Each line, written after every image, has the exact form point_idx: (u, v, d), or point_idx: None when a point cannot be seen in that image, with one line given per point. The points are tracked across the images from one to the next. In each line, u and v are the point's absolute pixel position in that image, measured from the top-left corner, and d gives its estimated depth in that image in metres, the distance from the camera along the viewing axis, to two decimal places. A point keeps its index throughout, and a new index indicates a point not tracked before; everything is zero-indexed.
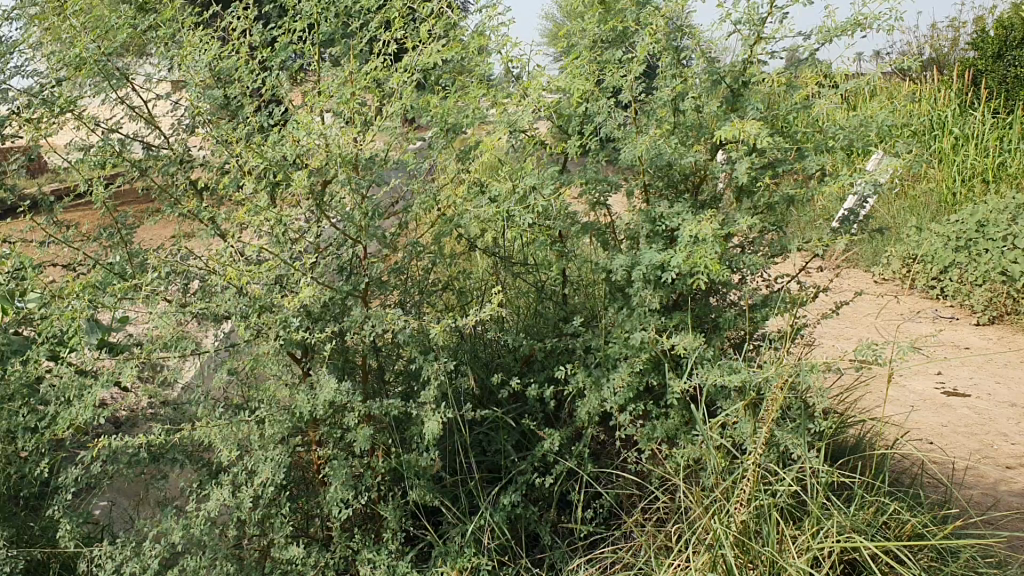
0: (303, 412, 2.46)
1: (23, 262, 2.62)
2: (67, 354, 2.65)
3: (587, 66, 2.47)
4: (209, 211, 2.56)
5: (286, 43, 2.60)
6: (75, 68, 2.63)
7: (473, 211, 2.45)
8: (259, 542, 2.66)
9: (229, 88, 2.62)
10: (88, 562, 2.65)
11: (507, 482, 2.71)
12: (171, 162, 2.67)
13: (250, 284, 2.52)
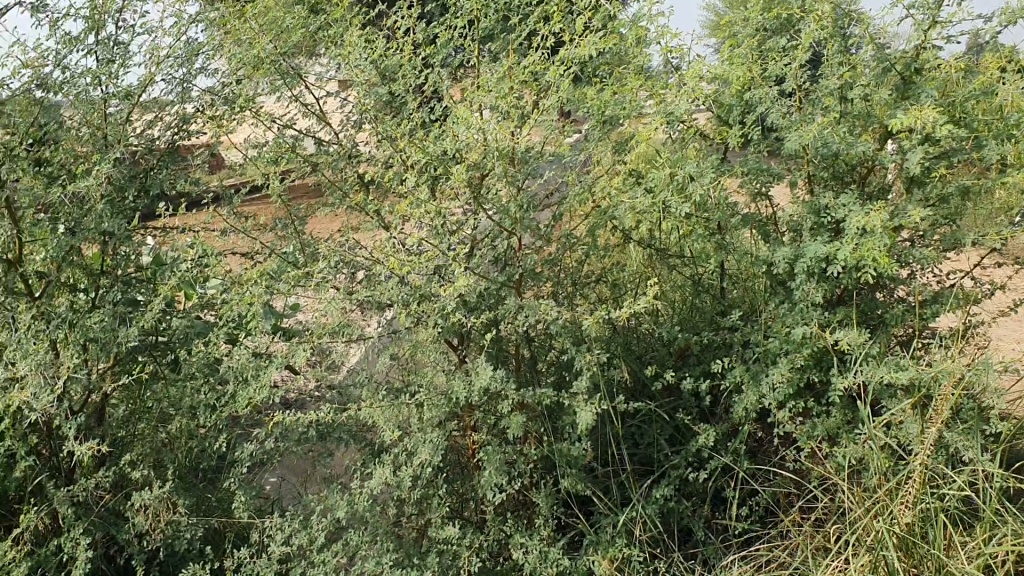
0: (460, 398, 2.53)
1: (206, 251, 2.80)
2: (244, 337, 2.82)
3: (749, 55, 2.42)
4: (374, 203, 2.66)
5: (448, 39, 2.65)
6: (252, 68, 2.78)
7: (630, 203, 2.45)
8: (416, 521, 2.75)
9: (393, 85, 2.67)
10: (261, 532, 2.83)
11: (660, 475, 2.70)
12: (340, 157, 2.78)
13: (411, 274, 2.61)
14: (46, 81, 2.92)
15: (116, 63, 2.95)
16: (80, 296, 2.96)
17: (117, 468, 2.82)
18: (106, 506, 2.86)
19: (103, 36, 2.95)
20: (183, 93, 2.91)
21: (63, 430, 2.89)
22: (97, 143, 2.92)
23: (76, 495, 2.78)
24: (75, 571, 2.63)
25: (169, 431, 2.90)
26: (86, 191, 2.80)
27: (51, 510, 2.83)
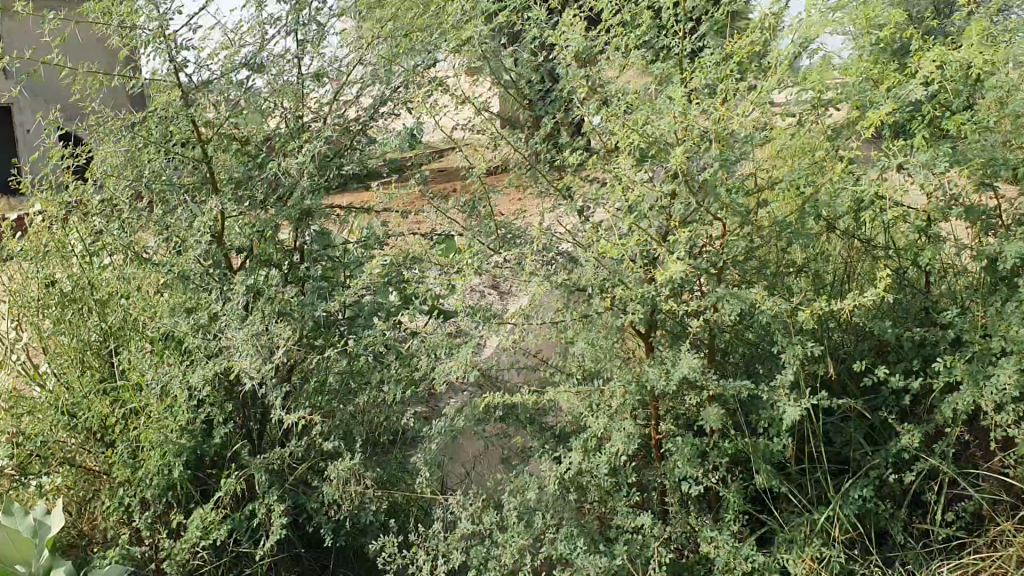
0: (658, 387, 2.48)
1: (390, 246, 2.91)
2: (422, 320, 2.93)
3: (986, 35, 2.24)
4: (572, 187, 2.64)
5: (655, 21, 2.58)
6: (455, 50, 2.79)
7: (847, 191, 2.34)
8: (600, 508, 2.73)
9: (596, 68, 2.63)
10: (445, 510, 2.87)
11: (857, 475, 2.61)
12: (536, 141, 2.76)
13: (608, 258, 2.58)
14: (248, 63, 3.01)
15: (313, 44, 3.02)
16: (275, 271, 3.06)
17: (309, 439, 2.89)
18: (296, 476, 2.95)
19: (300, 17, 3.01)
20: (380, 74, 2.96)
21: (258, 399, 2.99)
22: (295, 124, 3.03)
23: (270, 463, 2.87)
24: (271, 537, 2.72)
25: (357, 404, 2.97)
26: (288, 169, 2.88)
27: (245, 476, 2.93)
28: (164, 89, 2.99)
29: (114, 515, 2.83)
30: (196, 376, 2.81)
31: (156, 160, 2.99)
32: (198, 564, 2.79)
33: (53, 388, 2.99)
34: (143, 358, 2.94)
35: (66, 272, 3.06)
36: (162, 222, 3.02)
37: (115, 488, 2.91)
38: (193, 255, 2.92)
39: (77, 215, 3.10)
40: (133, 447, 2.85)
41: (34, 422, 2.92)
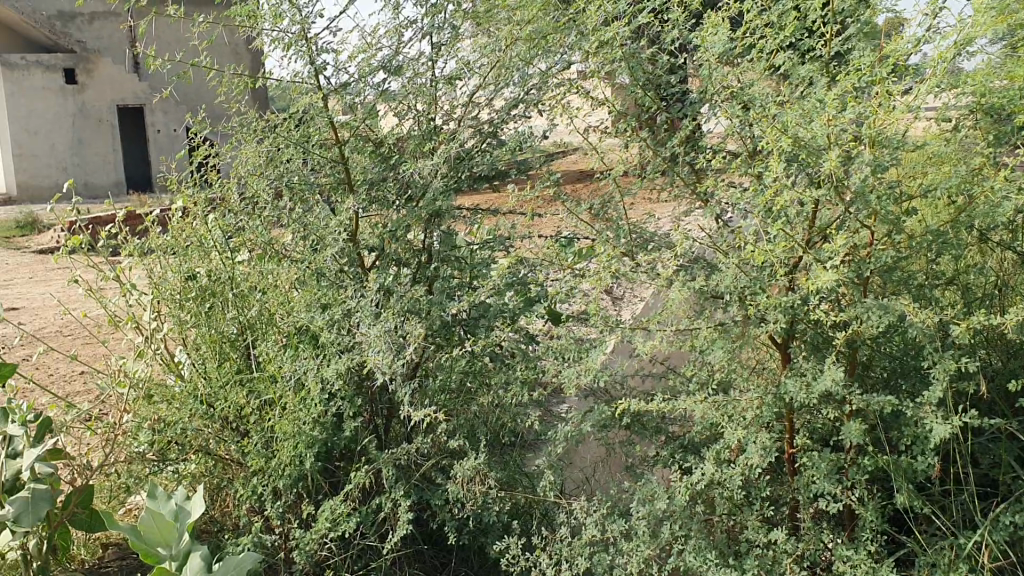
0: (797, 399, 2.41)
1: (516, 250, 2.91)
2: (542, 321, 2.94)
3: None
4: (709, 192, 2.59)
5: (800, 22, 2.52)
6: (592, 51, 2.77)
7: (1007, 201, 2.23)
8: (729, 520, 2.67)
9: (736, 71, 2.58)
10: (569, 515, 2.85)
11: (1005, 499, 2.48)
12: (671, 144, 2.72)
13: (746, 266, 2.52)
14: (385, 65, 3.06)
15: (446, 48, 3.06)
16: (404, 270, 3.10)
17: (435, 437, 2.91)
18: (422, 473, 2.98)
19: (435, 20, 3.05)
20: (514, 76, 2.96)
21: (387, 396, 3.04)
22: (428, 126, 3.08)
23: (398, 459, 2.91)
24: (398, 532, 2.75)
25: (482, 405, 2.98)
26: (424, 170, 2.92)
27: (372, 471, 2.97)
28: (305, 90, 3.07)
29: (246, 503, 2.90)
30: (329, 372, 2.87)
31: (295, 160, 3.07)
32: (326, 555, 2.83)
33: (191, 378, 3.10)
34: (278, 352, 3.02)
35: (205, 266, 3.17)
36: (300, 221, 3.10)
37: (248, 477, 2.99)
38: (329, 253, 2.99)
39: (219, 213, 3.21)
40: (266, 438, 2.92)
41: (174, 409, 3.03)
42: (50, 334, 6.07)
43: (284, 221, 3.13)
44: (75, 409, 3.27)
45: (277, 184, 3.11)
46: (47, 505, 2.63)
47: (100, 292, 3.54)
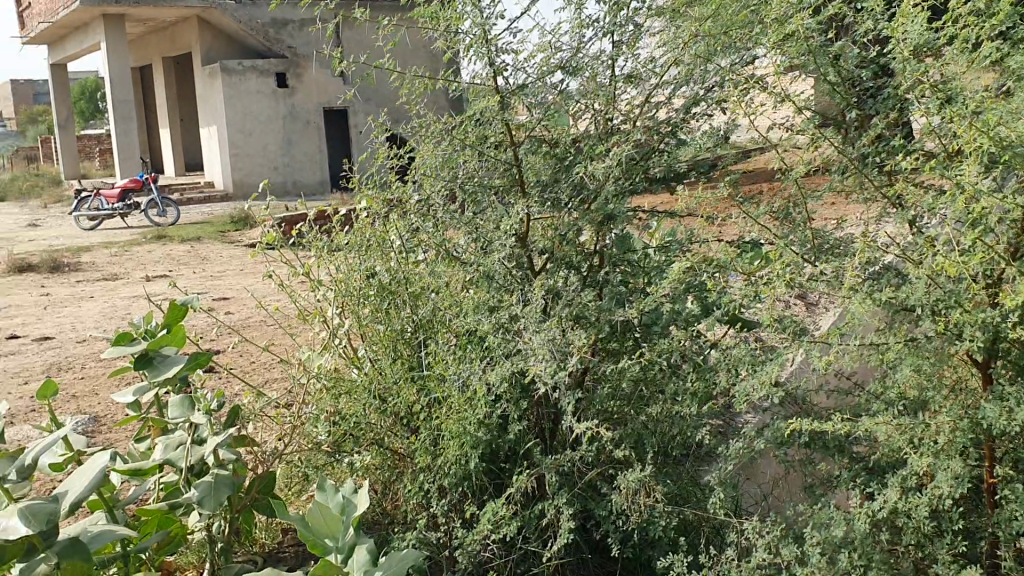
0: (997, 426, 2.18)
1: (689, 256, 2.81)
2: (720, 330, 2.83)
3: None
4: (902, 197, 2.39)
5: (1015, 10, 2.27)
6: (775, 46, 2.62)
7: None
8: (915, 553, 2.46)
9: (938, 64, 2.36)
10: (738, 534, 2.72)
11: None
12: (861, 145, 2.53)
13: (942, 278, 2.30)
14: (564, 65, 3.02)
15: (626, 46, 2.99)
16: (574, 273, 3.05)
17: (600, 445, 2.85)
18: (587, 480, 2.93)
19: (617, 17, 2.98)
20: (695, 74, 2.85)
21: (549, 401, 2.99)
22: (605, 126, 3.03)
23: (562, 465, 2.87)
24: (559, 540, 2.70)
25: (650, 414, 2.89)
26: (596, 171, 2.85)
27: (536, 475, 2.94)
28: (482, 92, 3.09)
29: (413, 499, 2.95)
30: (495, 374, 2.86)
31: (469, 161, 3.08)
32: (488, 557, 2.83)
33: (366, 373, 3.18)
34: (449, 352, 3.04)
35: (384, 264, 3.27)
36: (473, 222, 3.12)
37: (416, 473, 3.02)
38: (499, 255, 2.99)
39: (399, 213, 3.29)
40: (434, 435, 2.95)
41: (350, 403, 3.11)
42: (253, 324, 6.45)
43: (457, 222, 3.16)
44: (264, 397, 3.44)
45: (450, 185, 3.13)
46: (228, 490, 2.74)
47: (290, 286, 3.71)
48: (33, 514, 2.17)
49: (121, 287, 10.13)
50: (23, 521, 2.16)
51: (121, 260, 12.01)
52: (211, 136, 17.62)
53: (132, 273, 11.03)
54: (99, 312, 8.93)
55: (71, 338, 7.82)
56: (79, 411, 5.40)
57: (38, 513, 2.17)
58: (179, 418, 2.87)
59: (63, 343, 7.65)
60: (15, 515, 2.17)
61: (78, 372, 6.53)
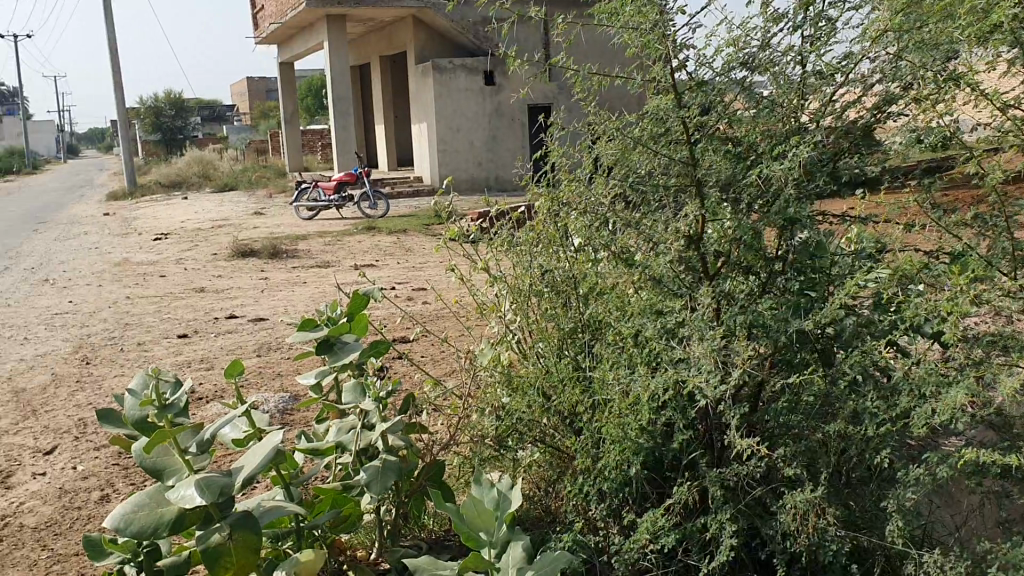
0: None
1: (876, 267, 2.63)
2: (908, 347, 2.64)
3: None
4: None
5: None
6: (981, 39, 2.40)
7: None
8: None
9: None
10: (916, 567, 2.52)
11: None
12: None
13: None
14: (748, 61, 2.90)
15: (820, 41, 2.80)
16: (751, 279, 2.91)
17: (769, 461, 2.71)
18: (755, 496, 2.78)
19: (808, 11, 2.83)
20: (889, 70, 2.66)
21: (717, 412, 2.86)
22: (792, 124, 2.84)
23: (726, 478, 2.76)
24: (719, 556, 2.60)
25: (827, 432, 2.70)
26: (775, 174, 2.72)
27: (699, 487, 2.84)
28: (662, 90, 3.02)
29: (572, 501, 2.92)
30: (659, 380, 2.79)
31: (644, 160, 3.02)
32: (646, 566, 2.74)
33: (535, 370, 3.22)
34: (615, 354, 3.00)
35: (556, 264, 3.35)
36: (646, 223, 3.05)
37: (576, 475, 2.99)
38: (668, 257, 2.91)
39: (574, 213, 3.27)
40: (596, 437, 2.93)
41: (515, 400, 3.13)
42: (442, 319, 6.65)
43: (630, 223, 3.10)
44: (439, 387, 3.53)
45: (622, 185, 3.11)
46: (394, 476, 2.77)
47: (469, 281, 3.76)
48: (207, 486, 2.31)
49: (330, 273, 10.72)
50: (198, 491, 2.30)
51: (331, 248, 12.72)
52: (422, 132, 18.32)
53: (342, 261, 11.65)
54: (309, 297, 9.48)
55: (280, 320, 8.36)
56: (279, 390, 5.76)
57: (212, 485, 2.31)
58: (350, 404, 2.99)
59: (274, 324, 8.20)
60: (192, 484, 2.32)
61: (283, 353, 6.98)
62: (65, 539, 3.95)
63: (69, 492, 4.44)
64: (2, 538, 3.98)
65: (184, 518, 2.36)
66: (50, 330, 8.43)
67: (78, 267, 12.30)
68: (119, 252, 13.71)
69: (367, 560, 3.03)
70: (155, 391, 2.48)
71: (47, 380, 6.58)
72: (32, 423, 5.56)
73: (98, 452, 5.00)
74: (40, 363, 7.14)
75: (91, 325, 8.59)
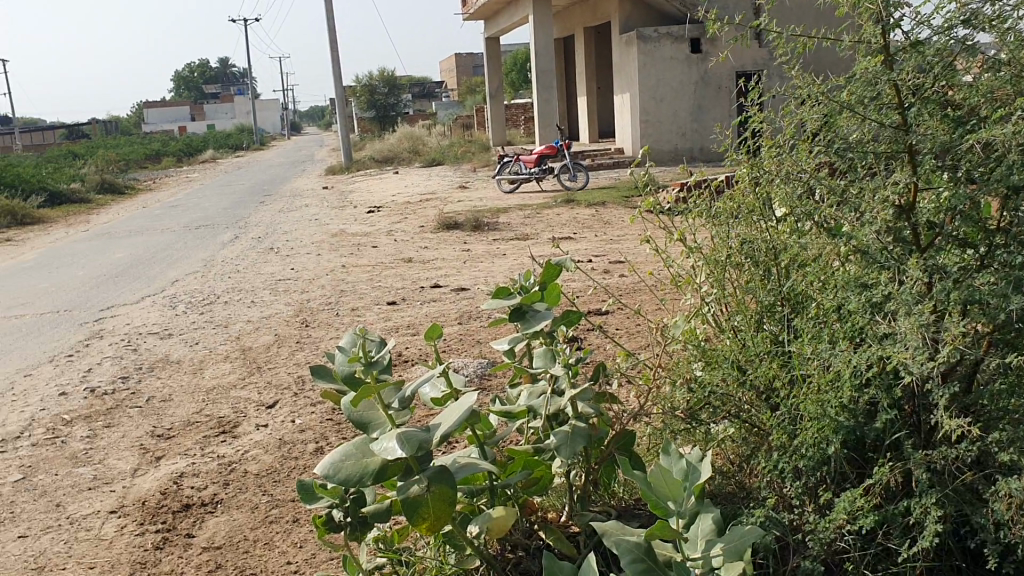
0: None
1: None
2: None
3: None
4: None
5: None
6: None
7: None
8: None
9: None
10: None
11: None
12: None
13: None
14: (970, 18, 2.70)
15: None
16: (970, 252, 2.67)
17: (982, 445, 2.53)
18: (965, 482, 2.59)
19: None
20: None
21: (924, 392, 2.68)
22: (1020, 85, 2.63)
23: (933, 462, 2.60)
24: (922, 542, 2.45)
25: None
26: (996, 139, 2.53)
27: (904, 470, 2.69)
28: (873, 51, 2.86)
29: (766, 476, 2.85)
30: (860, 356, 2.66)
31: (851, 126, 2.88)
32: (843, 547, 2.62)
33: (731, 344, 3.15)
34: (816, 328, 2.89)
35: (756, 235, 3.26)
36: (851, 192, 2.91)
37: (770, 451, 2.90)
38: (873, 229, 2.77)
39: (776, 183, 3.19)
40: (793, 415, 2.83)
41: (710, 372, 3.09)
42: (639, 293, 6.63)
43: (834, 190, 2.95)
44: (632, 359, 3.53)
45: (828, 151, 2.97)
46: (583, 442, 2.80)
47: (665, 252, 3.73)
48: (406, 440, 2.43)
49: (530, 245, 10.91)
50: (398, 444, 2.42)
51: (532, 221, 12.93)
52: (625, 104, 18.23)
53: (542, 233, 11.82)
54: (510, 268, 9.70)
55: (481, 289, 8.62)
56: (478, 356, 5.95)
57: (411, 439, 2.43)
58: (541, 370, 3.04)
59: (475, 294, 8.45)
60: (393, 437, 2.46)
61: (483, 321, 7.19)
62: (283, 485, 4.27)
63: (288, 443, 4.80)
64: (229, 482, 4.36)
65: (386, 469, 2.51)
66: (274, 294, 9.09)
67: (300, 237, 13.17)
68: (336, 222, 14.54)
69: (558, 522, 3.08)
70: (362, 349, 2.63)
71: (271, 340, 7.11)
72: (256, 379, 6.04)
73: (313, 407, 5.36)
74: (265, 324, 7.73)
75: (310, 290, 9.19)
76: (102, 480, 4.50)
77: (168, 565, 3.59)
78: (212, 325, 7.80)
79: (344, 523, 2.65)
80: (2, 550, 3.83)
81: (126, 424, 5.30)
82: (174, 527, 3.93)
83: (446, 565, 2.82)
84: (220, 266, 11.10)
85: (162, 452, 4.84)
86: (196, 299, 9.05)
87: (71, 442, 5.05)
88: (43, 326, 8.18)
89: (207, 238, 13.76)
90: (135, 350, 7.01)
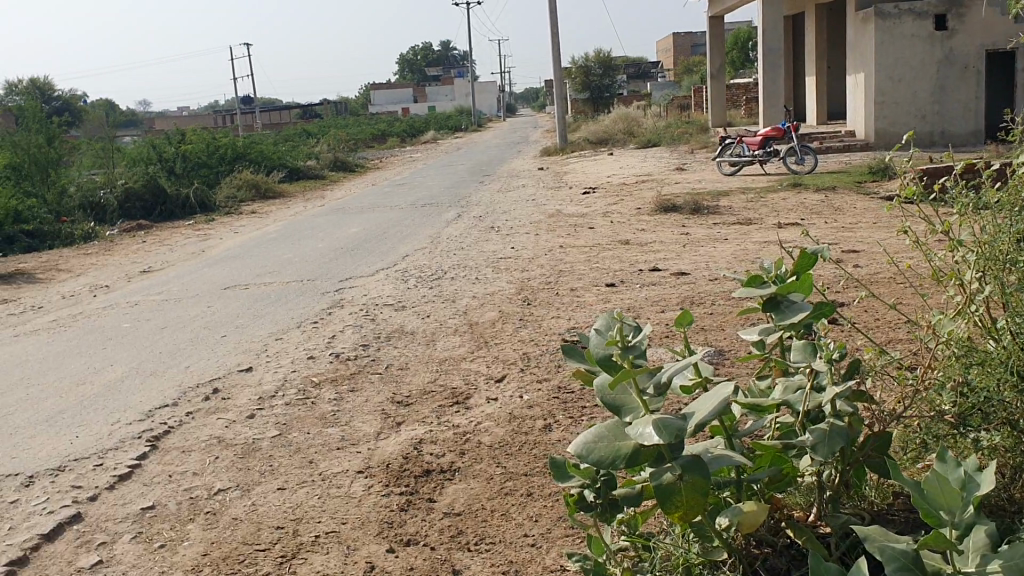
0: None
1: None
2: None
3: None
4: None
5: None
6: None
7: None
8: None
9: None
10: None
11: None
12: None
13: None
14: None
15: None
16: None
17: None
18: None
19: None
20: None
21: None
22: None
23: None
24: None
25: None
26: None
27: None
28: None
29: None
30: None
31: None
32: None
33: (1007, 346, 2.93)
34: None
35: None
36: None
37: None
38: None
39: None
40: None
41: (984, 374, 2.89)
42: (878, 284, 6.30)
43: None
44: (885, 355, 3.34)
45: None
46: (842, 441, 2.70)
47: (926, 244, 3.49)
48: (664, 427, 2.42)
49: (753, 231, 10.63)
50: (656, 431, 2.42)
51: (754, 205, 12.55)
52: (858, 85, 17.34)
53: (766, 218, 11.48)
54: (732, 254, 9.50)
55: (704, 274, 8.49)
56: (706, 342, 5.88)
57: (668, 426, 2.42)
58: (801, 363, 2.93)
59: (697, 279, 8.33)
60: (650, 424, 2.45)
61: (708, 307, 7.09)
62: (515, 458, 4.40)
63: (518, 418, 4.93)
64: (464, 451, 4.53)
65: (639, 454, 2.50)
66: (497, 272, 9.33)
67: (519, 216, 13.45)
68: (554, 203, 14.73)
69: (806, 520, 2.98)
70: (618, 333, 2.64)
71: (496, 316, 7.31)
72: (485, 353, 6.24)
73: (541, 384, 5.47)
74: (490, 300, 7.95)
75: (532, 268, 9.37)
76: (348, 441, 4.80)
77: (413, 527, 3.78)
78: (441, 299, 8.11)
79: (595, 504, 2.70)
80: (264, 498, 4.16)
81: (367, 389, 5.62)
82: (416, 491, 4.14)
83: (692, 555, 2.78)
84: (445, 242, 11.52)
85: (401, 418, 5.09)
86: (425, 273, 9.45)
87: (320, 403, 5.41)
88: (288, 294, 8.79)
89: (432, 215, 14.30)
90: (372, 320, 7.41)
